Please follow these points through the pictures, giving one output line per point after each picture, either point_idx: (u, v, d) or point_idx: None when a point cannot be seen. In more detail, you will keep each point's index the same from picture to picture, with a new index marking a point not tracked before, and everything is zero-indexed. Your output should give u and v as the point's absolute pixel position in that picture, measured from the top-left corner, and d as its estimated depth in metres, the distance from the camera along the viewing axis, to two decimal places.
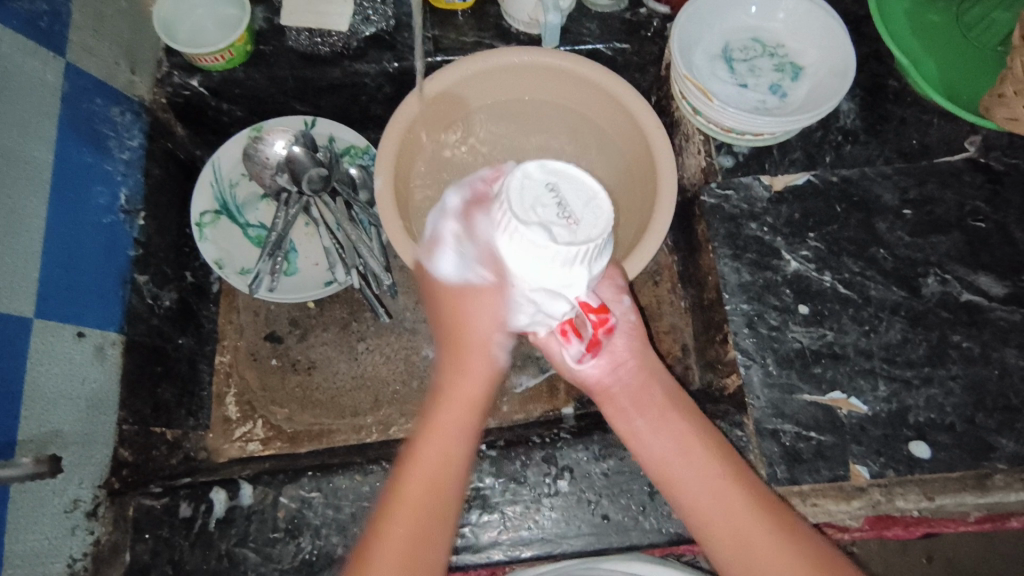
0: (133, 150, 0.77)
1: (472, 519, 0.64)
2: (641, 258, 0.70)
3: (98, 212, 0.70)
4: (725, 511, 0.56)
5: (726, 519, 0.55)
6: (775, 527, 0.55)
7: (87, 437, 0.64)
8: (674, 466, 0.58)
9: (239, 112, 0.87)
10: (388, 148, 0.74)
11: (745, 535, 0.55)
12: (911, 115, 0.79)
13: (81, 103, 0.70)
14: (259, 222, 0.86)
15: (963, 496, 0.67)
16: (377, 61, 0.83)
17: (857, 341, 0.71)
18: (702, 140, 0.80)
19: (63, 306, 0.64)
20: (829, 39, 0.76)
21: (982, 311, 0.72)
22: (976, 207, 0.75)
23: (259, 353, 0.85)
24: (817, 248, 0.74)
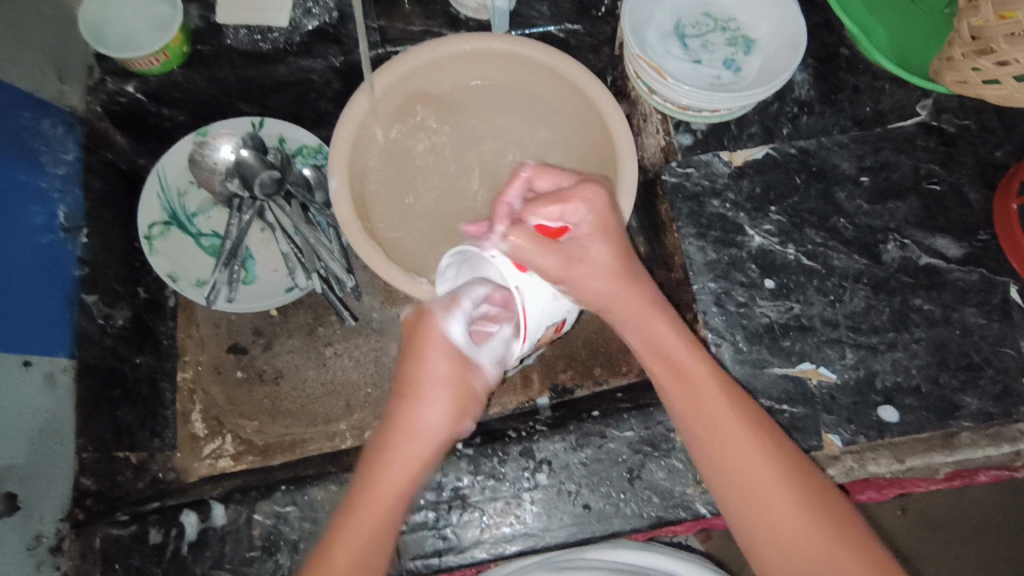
0: (68, 164, 0.73)
1: (453, 519, 0.64)
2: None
3: (35, 232, 0.67)
4: (763, 489, 0.53)
5: (763, 494, 0.53)
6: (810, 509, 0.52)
7: (41, 469, 0.62)
8: (710, 438, 0.56)
9: (183, 117, 0.83)
10: (340, 146, 0.72)
11: (784, 516, 0.52)
12: (864, 82, 0.79)
13: (6, 119, 0.66)
14: (212, 230, 0.82)
15: (932, 455, 0.68)
16: (324, 55, 0.82)
17: (823, 311, 0.72)
18: (660, 120, 0.80)
19: (6, 336, 0.61)
20: (778, 11, 0.76)
21: (940, 273, 0.73)
22: (930, 170, 0.76)
23: (223, 366, 0.82)
24: (779, 221, 0.75)
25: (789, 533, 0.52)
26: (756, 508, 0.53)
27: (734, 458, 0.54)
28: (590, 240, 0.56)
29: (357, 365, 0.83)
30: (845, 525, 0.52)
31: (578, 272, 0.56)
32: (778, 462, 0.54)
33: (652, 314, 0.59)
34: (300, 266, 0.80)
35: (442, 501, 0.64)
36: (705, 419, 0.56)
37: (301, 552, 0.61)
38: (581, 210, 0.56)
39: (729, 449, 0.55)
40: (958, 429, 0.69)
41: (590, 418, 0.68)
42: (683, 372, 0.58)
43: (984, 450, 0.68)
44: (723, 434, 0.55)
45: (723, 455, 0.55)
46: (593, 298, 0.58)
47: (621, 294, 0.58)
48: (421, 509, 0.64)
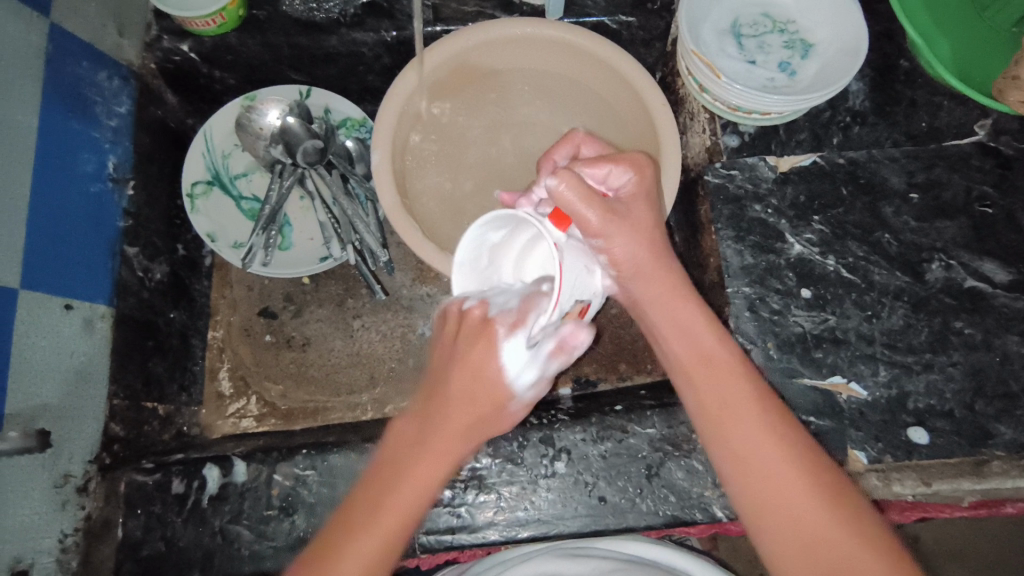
0: (121, 117, 0.74)
1: (469, 499, 0.64)
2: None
3: (85, 180, 0.68)
4: (774, 478, 0.50)
5: (778, 484, 0.50)
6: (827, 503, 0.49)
7: (75, 411, 0.62)
8: (722, 423, 0.53)
9: (232, 80, 0.85)
10: (386, 120, 0.72)
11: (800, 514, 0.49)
12: (921, 96, 0.77)
13: (67, 67, 0.67)
14: (253, 194, 0.84)
15: (960, 481, 0.66)
16: (375, 29, 0.81)
17: (858, 326, 0.70)
18: (708, 119, 0.79)
19: (51, 279, 0.62)
20: (841, 17, 0.74)
21: (985, 298, 0.71)
22: (983, 192, 0.74)
23: (252, 329, 0.83)
24: (821, 232, 0.73)
25: (802, 523, 0.49)
26: (767, 494, 0.50)
27: (745, 439, 0.52)
28: (632, 202, 0.56)
29: (383, 339, 0.83)
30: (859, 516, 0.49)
31: (617, 229, 0.55)
32: (790, 447, 0.51)
33: (675, 295, 0.58)
34: (336, 237, 0.81)
35: (459, 480, 0.65)
36: (720, 402, 0.54)
37: (317, 515, 0.62)
38: (627, 173, 0.56)
39: (740, 429, 0.52)
40: (989, 458, 0.67)
41: (612, 412, 0.67)
42: (698, 352, 0.56)
43: (1013, 482, 0.67)
44: (733, 415, 0.53)
45: (731, 438, 0.52)
46: (626, 261, 0.56)
47: (649, 265, 0.57)
48: None
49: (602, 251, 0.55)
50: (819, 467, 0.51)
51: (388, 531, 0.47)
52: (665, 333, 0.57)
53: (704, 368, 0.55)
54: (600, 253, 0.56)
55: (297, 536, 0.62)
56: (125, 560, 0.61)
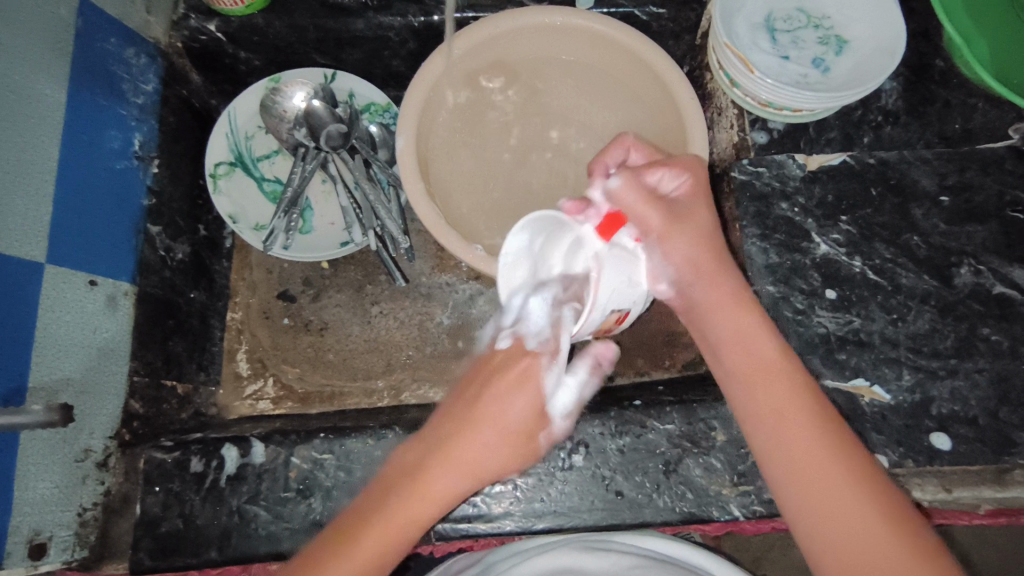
0: (147, 94, 0.74)
1: (485, 489, 0.64)
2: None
3: (111, 156, 0.68)
4: (811, 468, 0.50)
5: (816, 474, 0.50)
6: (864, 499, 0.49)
7: (98, 387, 0.63)
8: (768, 408, 0.53)
9: (257, 61, 0.84)
10: (412, 106, 0.72)
11: (836, 503, 0.49)
12: (956, 98, 0.76)
13: (95, 43, 0.67)
14: (275, 176, 0.84)
15: (981, 489, 0.67)
16: (403, 13, 0.80)
17: (883, 329, 0.70)
18: (736, 115, 0.78)
19: (76, 254, 0.62)
20: (878, 14, 0.73)
21: (1014, 305, 0.70)
22: (1016, 197, 0.73)
23: (271, 311, 0.83)
24: (848, 232, 0.72)
25: (841, 520, 0.49)
26: (816, 496, 0.50)
27: (793, 440, 0.51)
28: (688, 202, 0.58)
29: (400, 326, 0.83)
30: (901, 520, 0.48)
31: (678, 232, 0.56)
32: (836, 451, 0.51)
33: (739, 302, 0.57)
34: (358, 222, 0.81)
35: None
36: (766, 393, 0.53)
37: (334, 499, 0.62)
38: (678, 179, 0.59)
39: (788, 432, 0.52)
40: (1011, 467, 0.66)
41: (631, 407, 0.67)
42: (752, 361, 0.55)
43: None
44: (786, 419, 0.52)
45: (779, 441, 0.52)
46: (686, 265, 0.57)
47: (705, 261, 0.57)
48: None
49: (657, 250, 0.56)
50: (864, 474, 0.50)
51: (416, 525, 0.53)
52: (725, 340, 0.56)
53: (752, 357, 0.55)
54: (654, 252, 0.57)
55: (312, 519, 0.62)
56: (143, 536, 0.61)
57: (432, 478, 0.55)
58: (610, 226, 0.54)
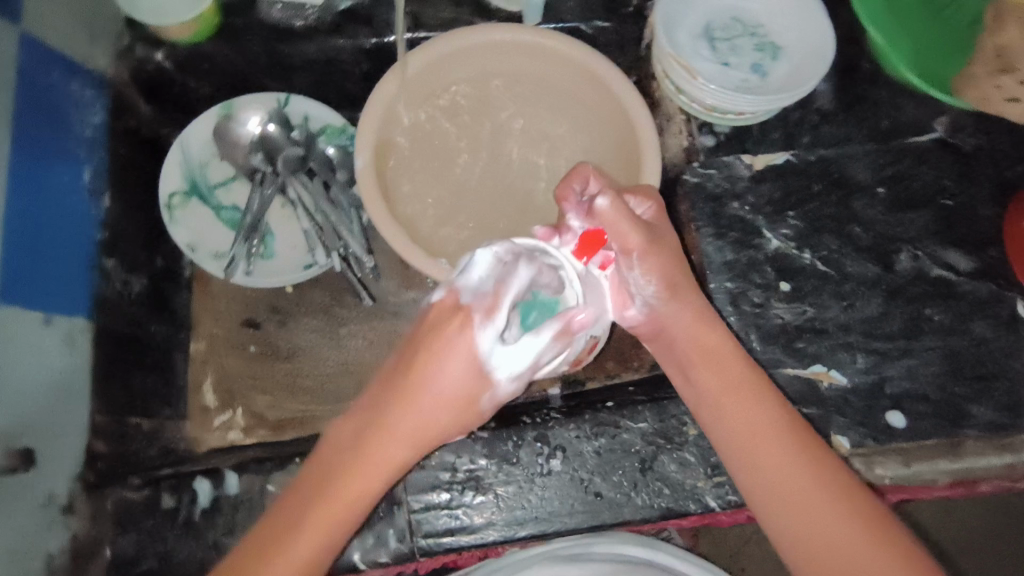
0: (96, 126, 0.73)
1: (466, 500, 0.64)
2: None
3: (61, 191, 0.66)
4: (777, 471, 0.53)
5: (782, 475, 0.53)
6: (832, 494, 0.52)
7: (58, 429, 0.61)
8: (734, 415, 0.56)
9: (208, 89, 0.84)
10: (369, 127, 0.72)
11: (804, 501, 0.52)
12: (884, 96, 0.81)
13: (39, 76, 0.66)
14: (233, 204, 0.82)
15: (938, 462, 0.69)
16: (353, 36, 0.82)
17: (837, 316, 0.73)
18: (684, 121, 0.82)
19: (31, 292, 0.60)
20: (807, 21, 0.77)
21: (953, 286, 0.74)
22: (946, 185, 0.78)
23: (237, 340, 0.81)
24: (797, 226, 0.76)
25: (809, 517, 0.52)
26: (785, 496, 0.52)
27: (756, 437, 0.54)
28: (661, 225, 0.60)
29: (371, 346, 0.83)
30: (858, 498, 0.52)
31: (649, 264, 0.57)
32: (802, 445, 0.54)
33: (702, 324, 0.59)
34: (321, 245, 0.81)
35: (456, 482, 0.65)
36: (730, 401, 0.56)
37: None
38: (645, 206, 0.61)
39: (751, 429, 0.55)
40: (964, 438, 0.70)
41: (605, 408, 0.68)
42: (715, 373, 0.57)
43: (988, 459, 0.69)
44: (751, 421, 0.55)
45: (746, 445, 0.55)
46: (663, 282, 0.58)
47: (680, 283, 0.59)
48: (436, 488, 0.64)
49: (637, 268, 0.57)
50: (827, 463, 0.54)
51: (326, 528, 0.50)
52: (692, 358, 0.58)
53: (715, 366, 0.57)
54: (634, 271, 0.57)
55: None
56: None
57: (378, 445, 0.51)
58: (589, 243, 0.55)
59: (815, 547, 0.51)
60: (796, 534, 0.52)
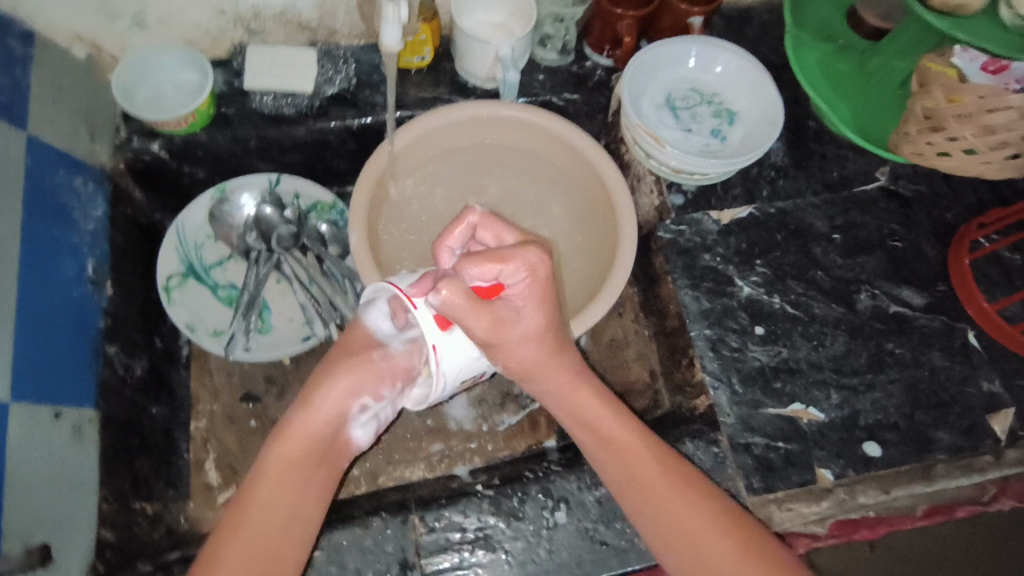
0: (98, 219, 0.75)
1: (477, 559, 0.66)
2: (616, 284, 0.76)
3: (67, 285, 0.68)
4: (676, 520, 0.61)
5: (681, 520, 0.61)
6: (724, 537, 0.60)
7: (69, 521, 0.61)
8: (632, 478, 0.63)
9: (201, 174, 0.87)
10: (360, 205, 0.77)
11: (698, 547, 0.60)
12: (830, 151, 0.90)
13: (44, 176, 0.68)
14: (229, 282, 0.85)
15: (913, 486, 0.74)
16: (341, 117, 0.86)
17: (808, 355, 0.79)
18: (654, 181, 0.88)
19: (39, 387, 0.61)
20: (756, 89, 0.86)
21: (909, 321, 0.81)
22: (893, 229, 0.86)
23: (236, 415, 0.82)
24: (764, 273, 0.82)
25: (702, 556, 0.60)
26: (680, 544, 0.60)
27: (640, 475, 0.63)
28: (521, 306, 0.59)
29: None
30: (745, 532, 0.60)
31: (504, 332, 0.58)
32: (671, 471, 0.63)
33: (578, 384, 0.66)
34: (318, 316, 0.84)
35: (466, 541, 0.67)
36: (630, 470, 0.64)
37: None
38: (520, 272, 0.57)
39: (636, 469, 0.63)
40: (934, 462, 0.75)
41: None
42: (597, 425, 0.65)
43: (956, 480, 0.75)
44: (627, 450, 0.64)
45: (634, 482, 0.63)
46: (523, 367, 0.62)
47: (544, 363, 0.63)
48: (446, 549, 0.66)
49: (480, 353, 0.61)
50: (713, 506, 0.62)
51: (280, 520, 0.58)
52: (586, 434, 0.66)
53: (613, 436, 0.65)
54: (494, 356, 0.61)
55: None
56: None
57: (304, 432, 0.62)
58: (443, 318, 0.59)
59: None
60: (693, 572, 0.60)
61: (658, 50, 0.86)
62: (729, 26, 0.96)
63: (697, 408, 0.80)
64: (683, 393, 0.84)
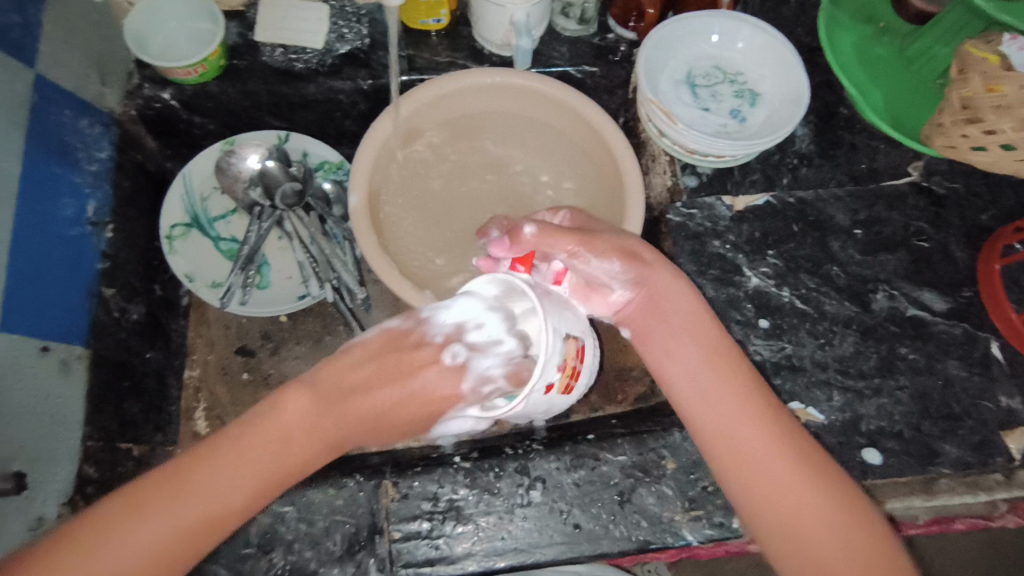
0: (103, 162, 0.76)
1: (447, 530, 0.65)
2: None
3: (65, 223, 0.69)
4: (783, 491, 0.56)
5: (790, 498, 0.56)
6: (837, 514, 0.55)
7: (50, 453, 0.62)
8: (736, 435, 0.58)
9: (212, 126, 0.88)
10: (362, 165, 0.75)
11: (801, 522, 0.55)
12: (860, 141, 0.84)
13: (49, 114, 0.69)
14: (231, 235, 0.86)
15: (911, 499, 0.71)
16: (352, 78, 0.85)
17: (813, 353, 0.75)
18: (668, 161, 0.85)
19: (28, 321, 0.62)
20: (784, 69, 0.81)
21: (927, 326, 0.76)
22: (920, 227, 0.80)
23: (229, 367, 0.85)
24: (775, 265, 0.78)
25: (810, 536, 0.55)
26: (788, 516, 0.55)
27: (745, 435, 0.58)
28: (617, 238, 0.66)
29: None
30: (870, 523, 0.55)
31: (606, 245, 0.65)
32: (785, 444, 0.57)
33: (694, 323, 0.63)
34: (315, 275, 0.84)
35: (437, 511, 0.66)
36: (729, 428, 0.59)
37: (295, 552, 0.63)
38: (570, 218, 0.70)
39: (739, 427, 0.59)
40: (937, 476, 0.71)
41: (584, 441, 0.70)
42: (710, 375, 0.61)
43: (961, 497, 0.72)
44: (734, 417, 0.59)
45: (733, 448, 0.58)
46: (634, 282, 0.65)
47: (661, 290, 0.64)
48: (417, 518, 0.66)
49: (594, 262, 0.64)
50: (833, 490, 0.56)
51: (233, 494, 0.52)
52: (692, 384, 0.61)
53: (723, 386, 0.60)
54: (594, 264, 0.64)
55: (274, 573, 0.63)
56: None
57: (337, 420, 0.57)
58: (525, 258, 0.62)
59: (809, 561, 0.54)
60: (793, 546, 0.55)
61: (680, 24, 0.82)
62: (764, 3, 0.91)
63: None
64: None
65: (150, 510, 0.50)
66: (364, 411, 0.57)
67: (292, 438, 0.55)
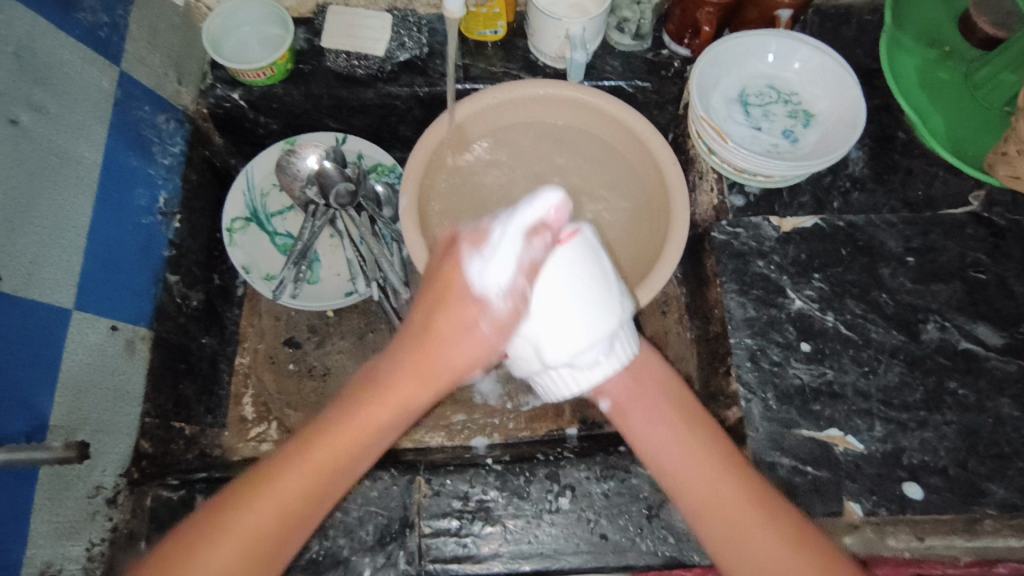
0: (175, 156, 0.81)
1: (476, 530, 0.67)
2: (660, 278, 0.74)
3: (138, 212, 0.74)
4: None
5: None
6: None
7: (112, 426, 0.66)
8: (719, 516, 0.58)
9: (275, 126, 0.92)
10: (415, 167, 0.78)
11: None
12: (918, 166, 0.82)
13: (131, 110, 0.74)
14: (287, 231, 0.90)
15: (952, 538, 0.68)
16: (409, 84, 0.87)
17: (855, 381, 0.73)
18: (716, 179, 0.84)
19: (100, 302, 0.67)
20: (840, 91, 0.80)
21: (979, 360, 0.74)
22: (977, 258, 0.78)
23: (277, 357, 0.89)
24: (821, 289, 0.77)
25: None
26: None
27: (727, 516, 0.58)
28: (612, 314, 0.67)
29: None
30: None
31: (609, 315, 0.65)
32: (773, 525, 0.57)
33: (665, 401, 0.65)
34: (362, 274, 0.87)
35: (467, 510, 0.67)
36: (713, 509, 0.59)
37: (329, 538, 0.66)
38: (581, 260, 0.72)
39: (721, 508, 0.58)
40: (982, 516, 0.69)
41: (616, 452, 0.71)
42: (687, 455, 0.61)
43: (1005, 541, 0.68)
44: (715, 496, 0.59)
45: (722, 530, 0.58)
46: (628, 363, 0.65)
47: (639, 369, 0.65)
48: (447, 515, 0.67)
49: None
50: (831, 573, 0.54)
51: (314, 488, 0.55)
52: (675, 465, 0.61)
53: (703, 465, 0.60)
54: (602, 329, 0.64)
55: (308, 557, 0.65)
56: None
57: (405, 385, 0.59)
58: None
59: None
60: None
61: (736, 43, 0.82)
62: (824, 23, 0.89)
63: (727, 419, 0.77)
64: (716, 402, 0.81)
65: (232, 519, 0.54)
66: (430, 373, 0.58)
67: (309, 468, 0.55)
